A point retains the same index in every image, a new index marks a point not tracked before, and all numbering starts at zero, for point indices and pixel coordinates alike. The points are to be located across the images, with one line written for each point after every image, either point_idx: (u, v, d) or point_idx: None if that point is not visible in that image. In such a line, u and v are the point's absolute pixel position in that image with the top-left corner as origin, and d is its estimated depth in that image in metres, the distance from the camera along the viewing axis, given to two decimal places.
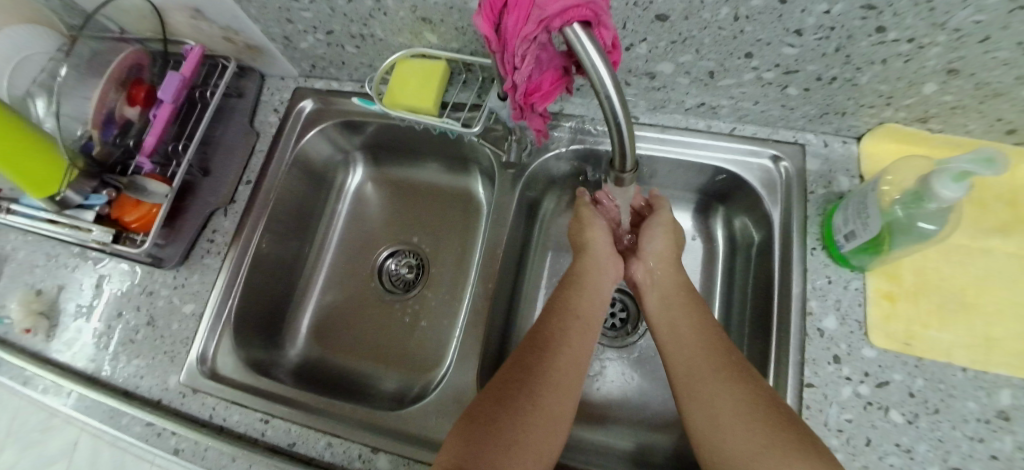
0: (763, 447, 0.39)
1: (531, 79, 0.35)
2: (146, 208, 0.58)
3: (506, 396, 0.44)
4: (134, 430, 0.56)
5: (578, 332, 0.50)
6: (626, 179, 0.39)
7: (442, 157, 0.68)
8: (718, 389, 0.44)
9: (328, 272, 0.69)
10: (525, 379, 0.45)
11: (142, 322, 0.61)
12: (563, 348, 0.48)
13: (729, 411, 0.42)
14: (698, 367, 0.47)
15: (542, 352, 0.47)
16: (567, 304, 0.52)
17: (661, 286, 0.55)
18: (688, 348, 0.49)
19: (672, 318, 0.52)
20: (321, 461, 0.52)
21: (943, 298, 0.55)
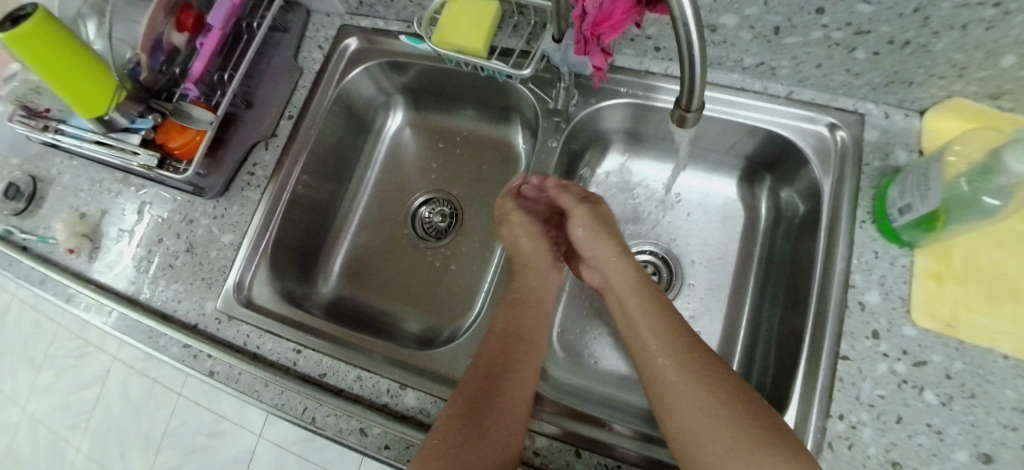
0: (732, 443, 0.38)
1: (602, 7, 0.37)
2: (192, 135, 0.59)
3: (455, 423, 0.43)
4: (172, 351, 0.58)
5: (519, 353, 0.49)
6: (690, 119, 0.38)
7: (483, 106, 0.67)
8: (679, 389, 0.41)
9: (363, 215, 0.70)
10: (474, 408, 0.44)
11: (181, 249, 0.62)
12: (510, 370, 0.47)
13: (695, 411, 0.40)
14: (661, 366, 0.43)
15: (489, 378, 0.46)
16: (507, 323, 0.51)
17: (615, 287, 0.51)
18: (648, 348, 0.45)
19: (630, 319, 0.48)
20: (349, 393, 0.53)
21: (993, 285, 0.53)
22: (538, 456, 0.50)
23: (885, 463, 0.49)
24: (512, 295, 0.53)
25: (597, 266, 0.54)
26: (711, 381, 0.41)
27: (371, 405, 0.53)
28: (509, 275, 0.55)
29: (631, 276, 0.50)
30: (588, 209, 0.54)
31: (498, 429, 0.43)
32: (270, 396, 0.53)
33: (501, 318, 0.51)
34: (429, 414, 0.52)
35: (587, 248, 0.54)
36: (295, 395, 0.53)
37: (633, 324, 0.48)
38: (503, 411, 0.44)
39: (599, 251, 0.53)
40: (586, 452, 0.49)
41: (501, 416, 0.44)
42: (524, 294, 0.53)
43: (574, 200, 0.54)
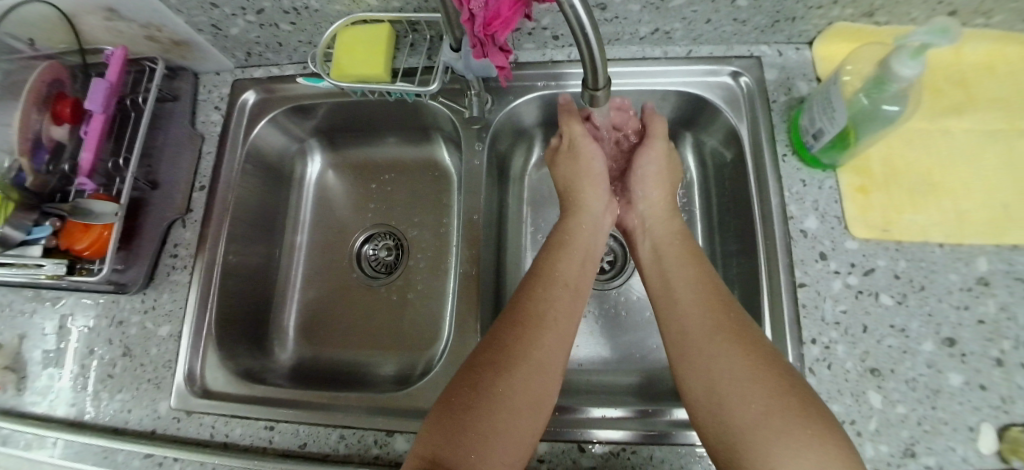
0: (763, 412, 0.37)
1: (488, 5, 0.36)
2: (97, 232, 0.54)
3: (482, 379, 0.40)
4: (134, 465, 0.53)
5: (562, 299, 0.47)
6: (601, 96, 0.39)
7: (401, 129, 0.66)
8: (716, 353, 0.41)
9: (306, 268, 0.67)
10: (500, 358, 0.42)
11: (118, 354, 0.57)
12: (548, 320, 0.45)
13: (726, 372, 0.40)
14: (695, 329, 0.44)
15: (519, 327, 0.44)
16: (549, 271, 0.49)
17: (655, 235, 0.54)
18: (687, 307, 0.46)
19: (667, 273, 0.50)
20: (337, 455, 0.50)
21: (911, 182, 0.57)
22: (544, 463, 0.49)
23: (864, 371, 0.52)
24: (586, 226, 0.54)
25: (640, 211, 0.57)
26: (748, 345, 0.41)
27: (362, 461, 0.50)
28: (580, 208, 0.55)
29: (679, 227, 0.54)
30: (667, 148, 0.57)
31: (522, 382, 0.41)
32: None
33: (547, 260, 0.50)
34: None
35: (638, 191, 0.58)
36: None
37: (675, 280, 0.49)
38: (531, 367, 0.42)
39: (654, 195, 0.57)
40: (589, 445, 0.49)
41: (533, 370, 0.41)
42: (591, 236, 0.53)
43: (664, 132, 0.57)
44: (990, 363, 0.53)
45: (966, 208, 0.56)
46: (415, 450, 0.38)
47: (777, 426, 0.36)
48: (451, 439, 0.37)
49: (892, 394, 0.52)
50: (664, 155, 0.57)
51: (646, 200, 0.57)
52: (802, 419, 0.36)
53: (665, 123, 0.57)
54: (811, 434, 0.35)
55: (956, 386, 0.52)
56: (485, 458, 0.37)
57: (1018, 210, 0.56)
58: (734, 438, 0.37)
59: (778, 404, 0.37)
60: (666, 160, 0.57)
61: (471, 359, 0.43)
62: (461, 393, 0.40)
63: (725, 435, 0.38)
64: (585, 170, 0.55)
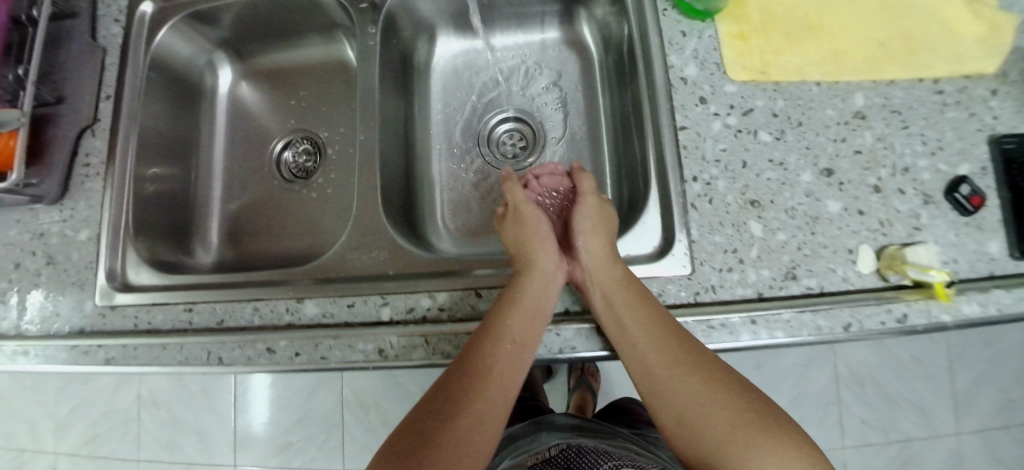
0: (728, 433, 0.44)
1: None
2: (4, 142, 0.55)
3: (431, 425, 0.44)
4: (61, 357, 0.54)
5: (507, 355, 0.48)
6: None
7: (303, 31, 0.68)
8: (680, 386, 0.47)
9: (225, 178, 0.70)
10: (446, 406, 0.45)
11: (42, 264, 0.59)
12: (494, 373, 0.47)
13: (692, 404, 0.47)
14: (658, 364, 0.48)
15: (469, 383, 0.46)
16: (499, 327, 0.48)
17: (601, 282, 0.53)
18: (643, 346, 0.49)
19: (623, 319, 0.50)
20: (252, 326, 0.53)
21: (789, 27, 0.59)
22: (445, 311, 0.52)
23: (744, 204, 0.54)
24: (536, 286, 0.52)
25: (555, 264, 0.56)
26: (710, 376, 0.47)
27: (275, 328, 0.53)
28: (531, 268, 0.54)
29: (623, 271, 0.52)
30: (598, 203, 0.59)
31: (462, 425, 0.44)
32: (173, 357, 0.52)
33: (494, 319, 0.48)
34: (332, 316, 0.53)
35: (581, 243, 0.57)
36: (196, 346, 0.52)
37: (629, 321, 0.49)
38: (475, 417, 0.45)
39: (596, 248, 0.55)
40: (484, 291, 0.53)
41: (477, 419, 0.45)
42: (545, 294, 0.52)
43: (593, 188, 0.60)
44: (867, 190, 0.56)
45: (843, 47, 0.58)
46: None
47: (740, 447, 0.44)
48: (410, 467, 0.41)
49: (773, 224, 0.54)
50: (597, 213, 0.58)
51: (588, 252, 0.56)
52: (757, 432, 0.44)
53: (593, 179, 0.61)
54: (770, 452, 0.43)
55: (834, 212, 0.55)
56: None
57: (893, 47, 0.59)
58: (704, 461, 0.45)
59: (741, 428, 0.44)
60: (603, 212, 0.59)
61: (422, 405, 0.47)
62: (410, 439, 0.44)
63: (693, 454, 0.46)
64: (535, 231, 0.58)
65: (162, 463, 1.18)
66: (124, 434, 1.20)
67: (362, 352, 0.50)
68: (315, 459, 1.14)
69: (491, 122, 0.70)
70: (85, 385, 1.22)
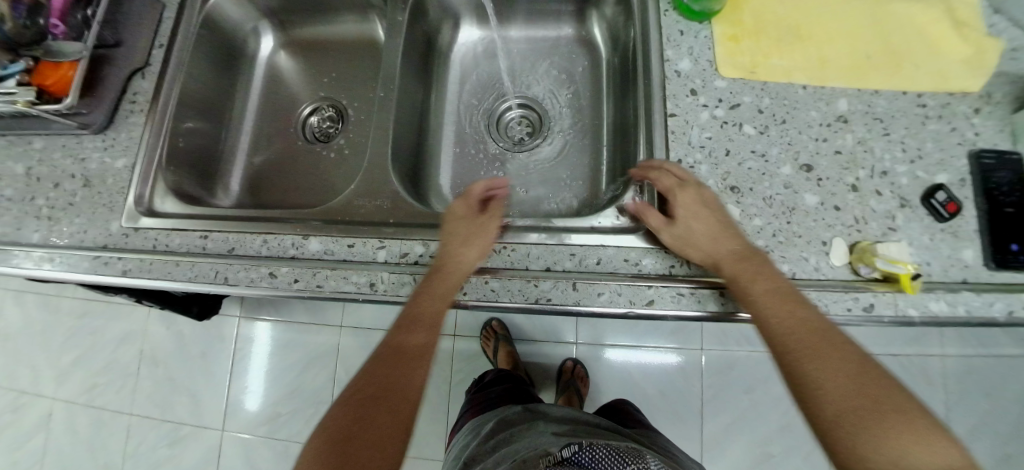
0: (888, 429, 0.40)
1: None
2: (64, 71, 0.62)
3: (371, 391, 0.50)
4: (83, 266, 0.60)
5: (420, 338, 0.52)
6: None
7: (342, 9, 0.75)
8: (835, 370, 0.43)
9: (252, 135, 0.76)
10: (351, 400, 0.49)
11: (79, 186, 0.65)
12: (400, 358, 0.51)
13: (833, 381, 0.43)
14: (807, 351, 0.44)
15: (389, 367, 0.51)
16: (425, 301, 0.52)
17: (728, 266, 0.49)
18: (786, 329, 0.46)
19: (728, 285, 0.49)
20: (259, 255, 0.58)
21: (780, 34, 0.63)
22: (436, 258, 0.55)
23: (725, 189, 0.58)
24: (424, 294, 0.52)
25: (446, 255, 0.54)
26: (843, 364, 0.43)
27: (280, 258, 0.57)
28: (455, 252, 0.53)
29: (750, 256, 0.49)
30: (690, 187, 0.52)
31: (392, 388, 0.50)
32: (183, 272, 0.57)
33: (422, 297, 0.51)
34: (332, 252, 0.56)
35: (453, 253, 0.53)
36: (206, 266, 0.56)
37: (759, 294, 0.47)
38: (342, 421, 0.48)
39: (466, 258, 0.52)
40: (474, 243, 0.55)
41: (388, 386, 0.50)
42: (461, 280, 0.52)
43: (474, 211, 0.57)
44: (845, 188, 0.59)
45: (829, 56, 0.63)
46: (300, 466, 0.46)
47: (907, 438, 0.39)
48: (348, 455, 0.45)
49: (751, 210, 0.57)
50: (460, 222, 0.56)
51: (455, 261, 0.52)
52: (898, 428, 0.40)
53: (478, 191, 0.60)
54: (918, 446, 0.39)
55: (811, 205, 0.58)
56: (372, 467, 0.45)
57: (877, 60, 0.63)
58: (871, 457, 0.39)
59: (885, 416, 0.40)
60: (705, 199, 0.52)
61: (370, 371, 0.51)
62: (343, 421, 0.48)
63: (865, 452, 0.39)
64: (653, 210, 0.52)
65: (151, 420, 1.21)
66: (117, 390, 1.24)
67: (355, 283, 0.54)
68: (299, 432, 1.16)
69: (500, 107, 0.75)
70: (93, 335, 1.27)
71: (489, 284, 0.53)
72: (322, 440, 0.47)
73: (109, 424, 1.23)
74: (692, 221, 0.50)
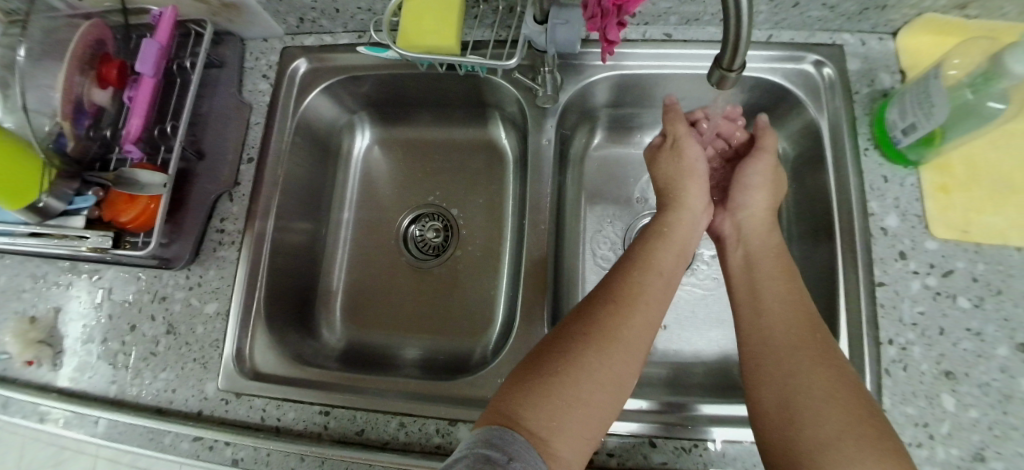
0: (840, 431, 0.34)
1: None
2: (144, 204, 0.52)
3: (581, 345, 0.38)
4: (182, 448, 0.50)
5: (655, 287, 0.43)
6: (733, 78, 0.34)
7: (459, 107, 0.63)
8: (800, 366, 0.39)
9: (351, 250, 0.64)
10: (590, 332, 0.39)
11: (162, 332, 0.55)
12: (637, 302, 0.41)
13: (806, 393, 0.37)
14: (783, 342, 0.41)
15: (613, 306, 0.41)
16: (647, 255, 0.45)
17: (749, 242, 0.50)
18: (773, 316, 0.43)
19: (757, 284, 0.46)
20: (396, 443, 0.47)
21: (993, 183, 0.53)
22: (614, 457, 0.47)
23: (939, 374, 0.49)
24: (684, 223, 0.49)
25: (737, 219, 0.53)
26: (793, 338, 0.41)
27: (423, 450, 0.47)
28: (679, 204, 0.50)
29: (777, 243, 0.49)
30: (775, 163, 0.52)
31: (617, 362, 0.38)
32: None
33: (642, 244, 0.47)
34: None
35: (739, 199, 0.53)
36: (338, 462, 0.47)
37: (759, 312, 0.44)
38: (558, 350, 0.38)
39: (757, 204, 0.52)
40: (659, 439, 0.47)
41: (625, 352, 0.39)
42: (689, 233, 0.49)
43: (774, 145, 0.52)
44: None
45: None
46: (490, 407, 0.36)
47: (846, 452, 0.33)
48: (534, 392, 0.36)
49: (965, 398, 0.48)
50: (768, 176, 0.52)
51: (748, 208, 0.52)
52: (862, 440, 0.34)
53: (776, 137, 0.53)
54: None
55: None
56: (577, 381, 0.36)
57: None
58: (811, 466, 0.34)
59: (856, 430, 0.34)
60: (771, 185, 0.52)
61: (576, 325, 0.40)
62: (545, 352, 0.39)
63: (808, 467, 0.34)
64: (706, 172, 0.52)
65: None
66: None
67: None
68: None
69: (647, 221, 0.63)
70: None
71: None
72: (511, 391, 0.36)
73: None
74: (749, 191, 0.52)
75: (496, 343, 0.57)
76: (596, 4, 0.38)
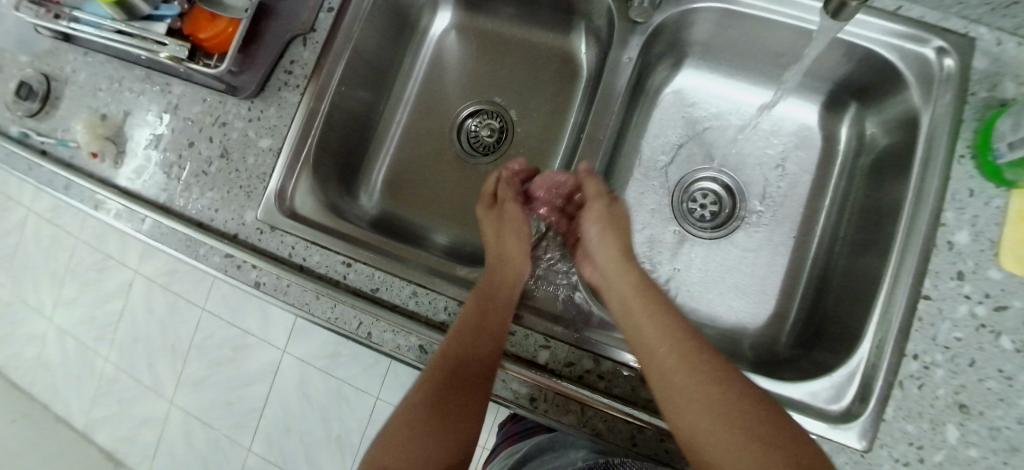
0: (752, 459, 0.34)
1: None
2: (223, 26, 0.53)
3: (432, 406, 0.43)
4: (213, 261, 0.54)
5: (490, 327, 0.45)
6: (850, 9, 0.34)
7: (545, 10, 0.61)
8: (697, 394, 0.38)
9: (406, 128, 0.65)
10: (433, 398, 0.44)
11: (215, 155, 0.58)
12: (475, 355, 0.43)
13: (711, 435, 0.36)
14: (677, 371, 0.40)
15: (444, 361, 0.44)
16: (458, 335, 0.45)
17: (615, 288, 0.48)
18: (665, 342, 0.42)
19: (632, 317, 0.45)
20: (405, 309, 0.49)
21: None
22: (602, 381, 0.45)
23: (952, 404, 0.46)
24: (507, 286, 0.49)
25: (594, 268, 0.52)
26: (694, 362, 0.40)
27: (428, 321, 0.49)
28: (499, 265, 0.50)
29: (639, 278, 0.48)
30: (605, 206, 0.51)
31: (440, 429, 0.43)
32: (321, 310, 0.50)
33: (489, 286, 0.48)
34: None
35: (590, 252, 0.52)
36: (348, 310, 0.49)
37: (653, 354, 0.41)
38: (415, 409, 0.44)
39: (602, 255, 0.50)
40: None
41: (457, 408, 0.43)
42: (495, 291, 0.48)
43: (600, 195, 0.51)
44: None
45: None
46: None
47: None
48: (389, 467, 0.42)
49: (970, 436, 0.45)
50: (608, 222, 0.51)
51: (591, 253, 0.52)
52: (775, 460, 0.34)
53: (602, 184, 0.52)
54: None
55: None
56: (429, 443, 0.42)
57: None
58: None
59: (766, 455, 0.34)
60: (613, 227, 0.51)
61: (423, 392, 0.44)
62: (404, 416, 0.44)
63: None
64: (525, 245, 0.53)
65: (217, 320, 1.07)
66: (183, 284, 1.10)
67: (513, 392, 0.46)
68: (355, 377, 1.01)
69: (697, 175, 0.63)
70: None
71: (664, 443, 0.43)
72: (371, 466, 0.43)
73: (167, 319, 1.11)
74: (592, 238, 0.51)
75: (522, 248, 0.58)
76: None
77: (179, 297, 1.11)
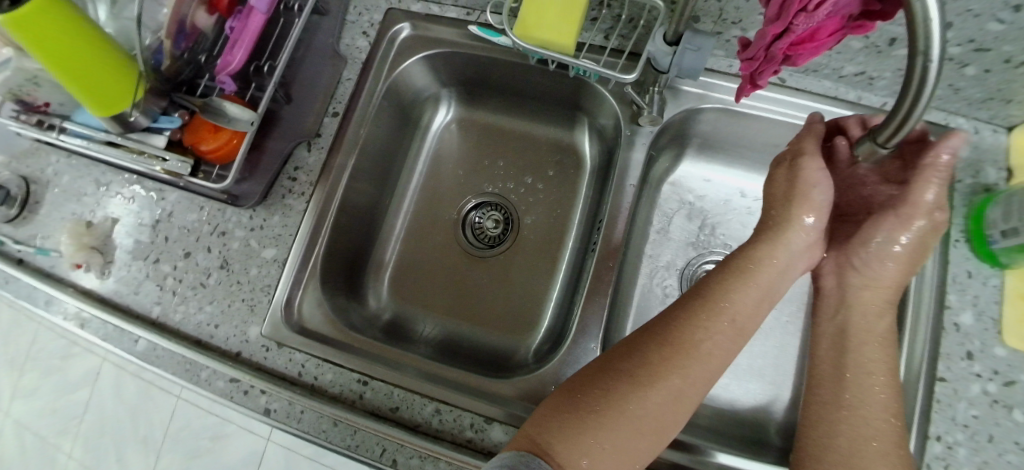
0: None
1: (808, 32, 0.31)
2: (227, 138, 0.52)
3: (609, 389, 0.39)
4: (216, 386, 0.51)
5: (726, 337, 0.41)
6: (881, 151, 0.33)
7: (549, 107, 0.62)
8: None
9: (409, 222, 0.65)
10: (620, 371, 0.40)
11: (215, 265, 0.55)
12: (700, 352, 0.40)
13: None
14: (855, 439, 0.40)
15: (671, 350, 0.40)
16: (721, 298, 0.43)
17: (857, 307, 0.44)
18: (850, 401, 0.41)
19: (847, 356, 0.43)
20: (429, 429, 0.47)
21: None
22: None
23: None
24: (773, 266, 0.44)
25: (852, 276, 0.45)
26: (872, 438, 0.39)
27: (454, 441, 0.47)
28: (779, 239, 0.44)
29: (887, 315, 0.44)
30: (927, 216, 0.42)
31: (669, 408, 0.38)
32: (339, 438, 0.47)
33: (718, 285, 0.44)
34: None
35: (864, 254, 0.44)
36: (371, 436, 0.47)
37: (845, 396, 0.42)
38: (599, 394, 0.38)
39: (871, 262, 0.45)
40: None
41: (647, 412, 0.38)
42: (780, 276, 0.45)
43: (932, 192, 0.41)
44: None
45: None
46: (518, 434, 0.38)
47: None
48: (567, 429, 0.37)
49: None
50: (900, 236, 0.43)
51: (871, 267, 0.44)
52: None
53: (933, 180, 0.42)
54: None
55: None
56: (591, 428, 0.37)
57: None
58: None
59: None
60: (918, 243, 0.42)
61: (595, 370, 0.41)
62: (590, 383, 0.39)
63: None
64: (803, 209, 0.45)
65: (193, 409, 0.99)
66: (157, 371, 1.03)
67: None
68: None
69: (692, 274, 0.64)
70: None
71: None
72: (545, 418, 0.38)
73: (143, 409, 1.03)
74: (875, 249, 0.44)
75: (538, 348, 0.56)
76: (760, 48, 0.34)
77: (152, 383, 1.03)
